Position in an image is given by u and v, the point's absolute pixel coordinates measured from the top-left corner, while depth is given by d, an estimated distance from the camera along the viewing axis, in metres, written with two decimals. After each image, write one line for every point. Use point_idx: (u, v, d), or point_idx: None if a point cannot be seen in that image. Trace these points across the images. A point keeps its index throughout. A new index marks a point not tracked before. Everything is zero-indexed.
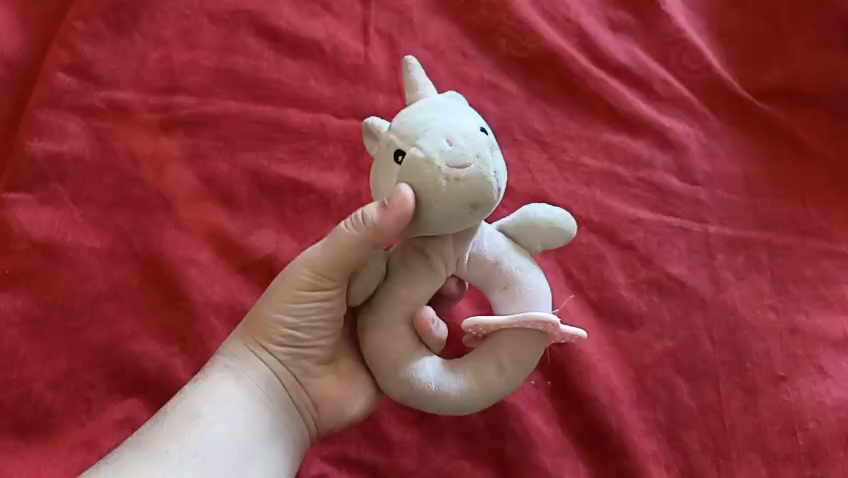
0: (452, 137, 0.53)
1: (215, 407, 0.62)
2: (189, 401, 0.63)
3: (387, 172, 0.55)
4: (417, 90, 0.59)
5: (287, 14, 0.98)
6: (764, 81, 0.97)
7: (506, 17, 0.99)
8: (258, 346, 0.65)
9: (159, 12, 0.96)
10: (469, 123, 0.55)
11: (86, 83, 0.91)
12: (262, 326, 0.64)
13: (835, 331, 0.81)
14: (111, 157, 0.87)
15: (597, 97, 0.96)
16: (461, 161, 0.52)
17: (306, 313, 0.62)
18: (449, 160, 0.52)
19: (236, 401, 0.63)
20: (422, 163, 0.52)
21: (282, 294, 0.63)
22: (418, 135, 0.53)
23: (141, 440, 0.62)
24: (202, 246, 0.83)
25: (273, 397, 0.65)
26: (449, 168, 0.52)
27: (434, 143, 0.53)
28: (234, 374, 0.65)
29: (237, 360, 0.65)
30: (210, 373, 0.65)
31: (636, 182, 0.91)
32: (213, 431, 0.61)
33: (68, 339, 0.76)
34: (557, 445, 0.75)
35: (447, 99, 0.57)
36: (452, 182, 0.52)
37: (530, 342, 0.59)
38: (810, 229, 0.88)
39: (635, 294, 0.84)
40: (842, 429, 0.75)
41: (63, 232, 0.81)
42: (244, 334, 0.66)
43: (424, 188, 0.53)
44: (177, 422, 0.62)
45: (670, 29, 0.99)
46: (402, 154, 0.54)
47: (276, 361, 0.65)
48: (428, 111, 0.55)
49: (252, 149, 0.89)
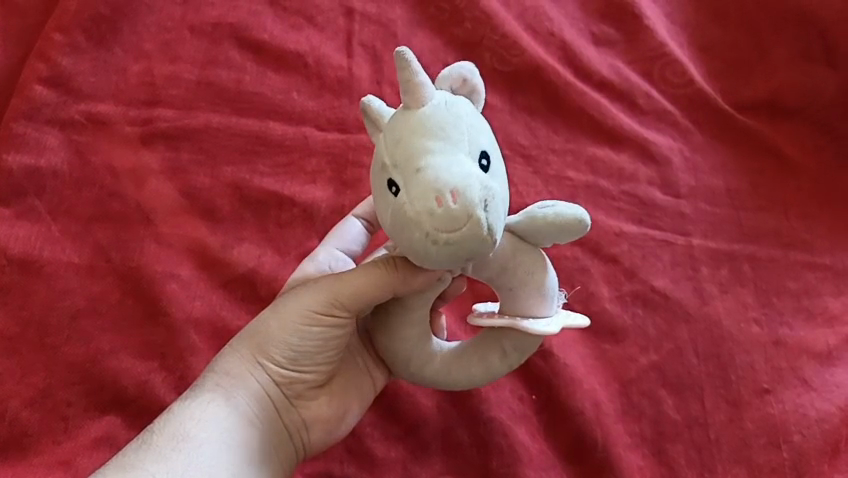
0: (444, 195, 0.46)
1: (204, 429, 0.61)
2: (176, 421, 0.61)
3: (382, 201, 0.50)
4: (419, 96, 0.50)
5: (270, 28, 0.98)
6: (744, 95, 0.98)
7: (490, 30, 1.00)
8: (256, 365, 0.64)
9: (141, 26, 0.96)
10: (466, 165, 0.48)
11: (65, 96, 0.90)
12: (264, 344, 0.63)
13: (818, 343, 0.81)
14: (90, 170, 0.86)
15: (581, 110, 0.96)
16: (452, 226, 0.46)
17: (313, 337, 0.62)
18: (439, 222, 0.47)
19: (228, 423, 0.62)
20: (414, 217, 0.47)
21: (290, 316, 0.62)
22: (411, 177, 0.48)
23: (125, 461, 0.60)
24: (183, 261, 0.82)
25: (265, 419, 0.64)
26: (438, 231, 0.47)
27: (424, 200, 0.47)
28: (226, 394, 0.63)
29: (231, 379, 0.64)
30: (199, 393, 0.63)
31: (621, 196, 0.91)
32: (202, 453, 0.59)
33: (45, 356, 0.75)
34: (543, 460, 0.75)
35: (448, 121, 0.49)
36: (441, 245, 0.47)
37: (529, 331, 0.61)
38: (793, 242, 0.88)
39: (619, 308, 0.83)
40: (826, 442, 0.74)
41: (41, 247, 0.80)
42: (239, 351, 0.65)
43: (414, 244, 0.48)
44: (164, 444, 0.60)
45: (652, 44, 1.00)
46: (396, 188, 0.49)
47: (273, 381, 0.64)
48: (426, 147, 0.48)
49: (234, 163, 0.89)
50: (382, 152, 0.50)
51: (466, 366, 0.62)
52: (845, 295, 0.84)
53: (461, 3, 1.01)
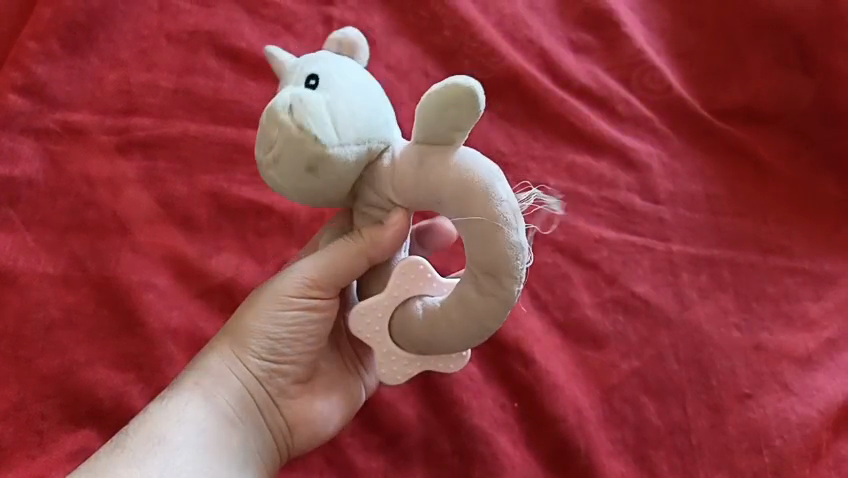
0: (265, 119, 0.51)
1: (180, 433, 0.59)
2: (152, 423, 0.60)
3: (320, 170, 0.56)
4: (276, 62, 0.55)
5: (248, 35, 0.98)
6: (722, 100, 0.99)
7: (469, 38, 1.00)
8: (237, 358, 0.63)
9: (118, 34, 0.96)
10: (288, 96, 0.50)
11: (40, 105, 0.89)
12: (245, 337, 0.62)
13: (798, 348, 0.81)
14: (65, 179, 0.85)
15: (560, 117, 0.97)
16: (268, 144, 0.51)
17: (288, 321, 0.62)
18: (281, 159, 0.50)
19: (204, 428, 0.60)
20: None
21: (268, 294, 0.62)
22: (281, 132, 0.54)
23: (101, 465, 0.58)
24: (160, 270, 0.81)
25: (246, 418, 0.63)
26: (264, 158, 0.52)
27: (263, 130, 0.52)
28: (204, 392, 0.62)
29: (210, 376, 0.63)
30: (179, 393, 0.62)
31: (600, 202, 0.92)
32: (179, 457, 0.58)
33: (18, 368, 0.73)
34: (526, 468, 0.74)
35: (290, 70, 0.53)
36: (273, 167, 0.51)
37: (486, 225, 0.51)
38: (771, 248, 0.89)
39: (600, 314, 0.84)
40: (807, 446, 0.75)
41: (15, 257, 0.79)
42: (225, 350, 0.63)
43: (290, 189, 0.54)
44: (139, 447, 0.58)
45: (630, 51, 1.01)
46: None
47: (252, 377, 0.63)
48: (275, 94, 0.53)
49: (213, 172, 0.88)
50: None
51: (446, 309, 0.54)
52: (824, 299, 0.85)
53: (440, 11, 1.01)
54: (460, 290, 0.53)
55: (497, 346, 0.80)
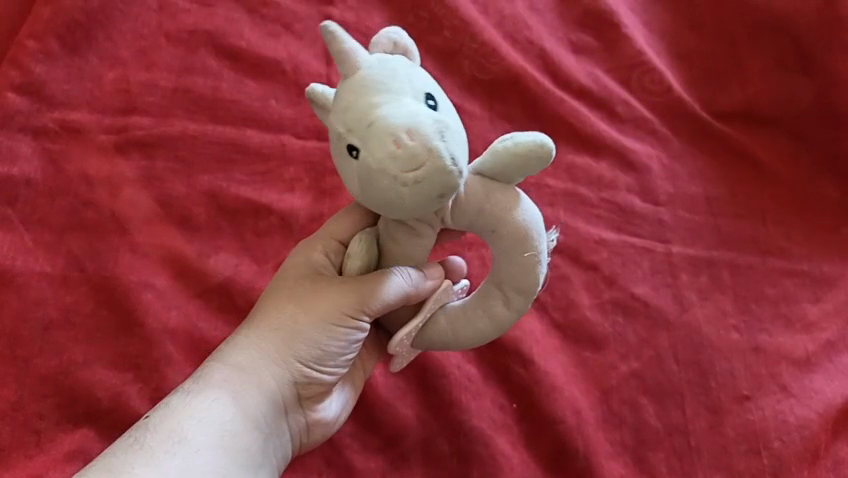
0: (402, 136, 0.45)
1: (203, 433, 0.57)
2: (174, 421, 0.58)
3: (344, 164, 0.49)
4: (350, 62, 0.49)
5: (248, 35, 0.98)
6: (722, 103, 0.99)
7: (469, 39, 1.00)
8: (280, 362, 0.60)
9: (116, 33, 0.96)
10: (412, 107, 0.47)
11: (39, 103, 0.89)
12: (294, 342, 0.60)
13: (797, 350, 0.81)
14: (64, 179, 0.85)
15: (560, 118, 0.97)
16: (414, 162, 0.45)
17: (340, 336, 0.60)
18: (402, 163, 0.45)
19: (228, 429, 0.58)
20: (363, 168, 0.47)
21: (320, 301, 0.60)
22: (362, 128, 0.47)
23: (118, 462, 0.55)
24: (159, 270, 0.81)
25: (272, 421, 0.61)
26: (405, 173, 0.46)
27: (383, 147, 0.46)
28: (237, 392, 0.59)
29: (245, 374, 0.60)
30: (205, 388, 0.59)
31: (600, 203, 0.92)
32: (201, 459, 0.56)
33: (15, 368, 0.73)
34: (525, 469, 0.74)
35: (389, 76, 0.48)
36: (411, 186, 0.46)
37: (519, 257, 0.55)
38: (770, 249, 0.89)
39: (600, 315, 0.83)
40: (806, 448, 0.75)
41: (13, 257, 0.78)
42: (262, 348, 0.60)
43: (385, 194, 0.47)
44: (159, 446, 0.56)
45: (630, 52, 1.01)
46: (354, 149, 0.48)
47: (290, 382, 0.61)
48: (371, 102, 0.47)
49: (211, 171, 0.88)
50: (336, 117, 0.49)
51: (472, 321, 0.60)
52: (823, 301, 0.85)
53: (440, 11, 1.01)
54: (488, 305, 0.59)
55: (496, 347, 0.80)
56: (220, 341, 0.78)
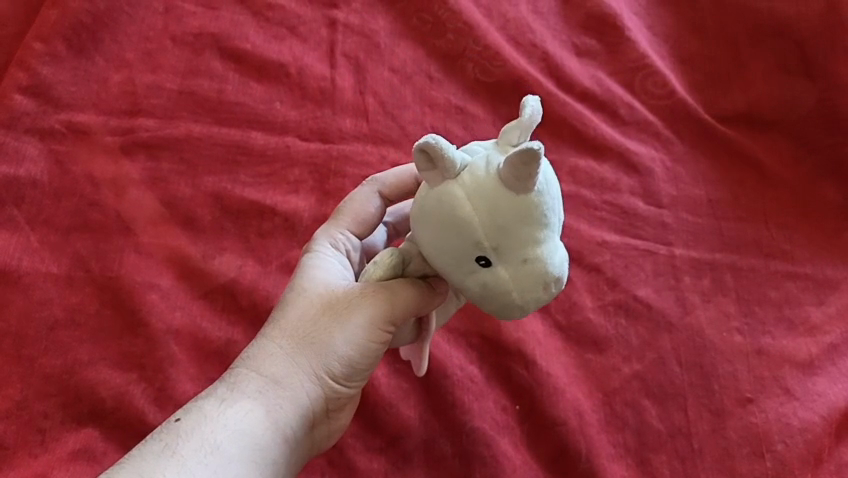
0: (550, 285, 0.52)
1: (236, 444, 0.55)
2: (205, 429, 0.56)
3: (462, 264, 0.52)
4: (529, 185, 0.48)
5: (253, 38, 0.99)
6: (723, 106, 0.99)
7: (473, 42, 1.00)
8: (312, 375, 0.59)
9: (122, 36, 0.97)
10: (560, 252, 0.52)
11: (45, 105, 0.90)
12: (326, 355, 0.59)
13: (800, 353, 0.81)
14: (70, 179, 0.85)
15: (562, 121, 0.97)
16: (543, 304, 0.53)
17: (369, 350, 0.60)
18: (538, 303, 0.52)
19: (261, 441, 0.56)
20: (498, 291, 0.52)
21: (355, 315, 0.59)
22: (514, 260, 0.50)
23: (146, 469, 0.53)
24: (164, 271, 0.81)
25: (300, 433, 0.60)
26: (533, 309, 0.53)
27: (533, 290, 0.51)
28: (269, 405, 0.58)
29: (277, 386, 0.59)
30: (237, 398, 0.58)
31: (603, 206, 0.92)
32: (234, 470, 0.54)
33: (20, 367, 0.74)
34: (526, 471, 0.74)
35: (550, 210, 0.51)
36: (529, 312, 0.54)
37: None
38: (773, 252, 0.89)
39: (602, 317, 0.84)
40: (809, 451, 0.75)
41: (19, 257, 0.79)
42: (296, 359, 0.59)
43: (501, 311, 0.53)
44: (192, 454, 0.54)
45: (633, 55, 1.01)
46: (487, 261, 0.51)
47: (321, 396, 0.60)
48: (536, 237, 0.50)
49: (216, 173, 0.88)
50: (483, 226, 0.49)
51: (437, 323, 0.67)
52: (826, 304, 0.85)
53: (443, 14, 1.02)
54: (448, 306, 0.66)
55: (497, 348, 0.81)
56: (223, 342, 0.78)
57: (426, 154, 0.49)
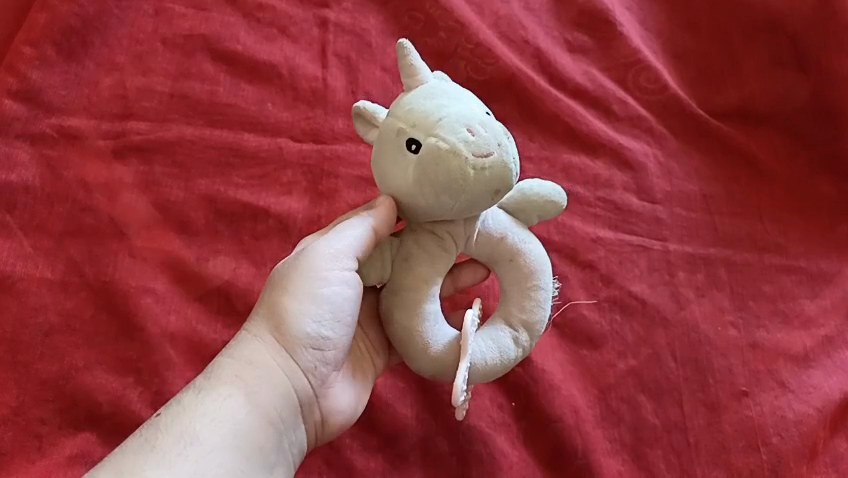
0: (472, 126, 0.54)
1: (217, 432, 0.57)
2: (184, 422, 0.57)
3: (401, 160, 0.55)
4: (417, 76, 0.59)
5: (243, 39, 0.98)
6: (717, 102, 0.99)
7: (465, 39, 1.00)
8: (282, 351, 0.62)
9: (113, 39, 0.96)
10: (475, 110, 0.56)
11: (36, 110, 0.89)
12: (288, 325, 0.61)
13: (794, 346, 0.81)
14: (63, 184, 0.85)
15: (555, 117, 0.97)
16: (482, 148, 0.54)
17: (330, 303, 0.61)
18: (474, 148, 0.53)
19: (240, 425, 0.58)
20: (430, 153, 0.53)
21: (315, 280, 0.61)
22: (435, 124, 0.54)
23: (129, 465, 0.55)
24: (158, 274, 0.81)
25: (284, 415, 0.62)
26: (475, 157, 0.53)
27: (456, 133, 0.54)
28: (246, 390, 0.60)
29: (251, 368, 0.61)
30: (215, 385, 0.60)
31: (597, 202, 0.92)
32: (215, 460, 0.56)
33: (17, 373, 0.74)
34: (523, 467, 0.74)
35: (453, 90, 0.58)
36: (478, 171, 0.54)
37: (529, 291, 0.63)
38: (767, 246, 0.89)
39: (597, 314, 0.84)
40: (805, 444, 0.75)
41: (13, 262, 0.79)
42: (266, 339, 0.62)
43: (454, 178, 0.53)
44: (171, 448, 0.56)
45: (625, 51, 1.01)
46: (417, 143, 0.54)
47: (297, 372, 0.62)
48: (439, 103, 0.55)
49: (209, 175, 0.88)
50: (397, 118, 0.56)
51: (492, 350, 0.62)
52: (821, 297, 0.85)
53: (435, 12, 1.02)
54: (500, 334, 0.63)
55: None
56: (218, 344, 0.78)
57: (361, 121, 0.61)
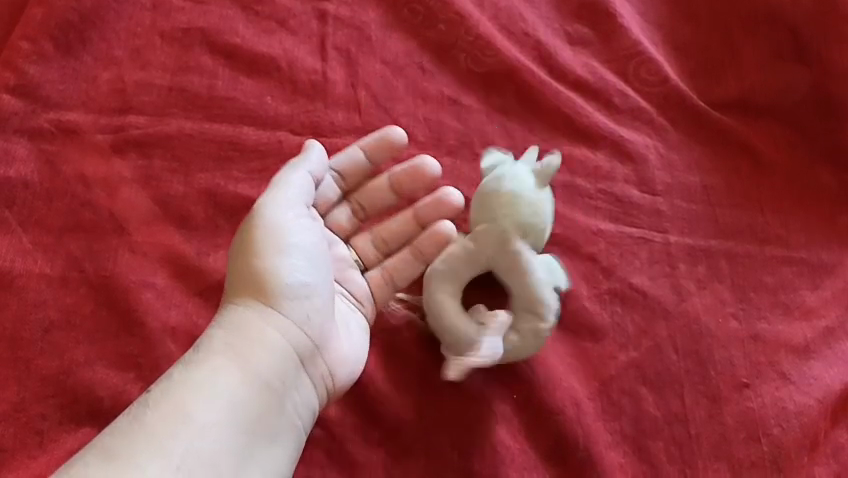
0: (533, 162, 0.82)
1: (211, 402, 0.62)
2: (175, 396, 0.61)
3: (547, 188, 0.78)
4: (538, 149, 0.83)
5: (242, 32, 0.98)
6: (718, 93, 0.98)
7: (464, 32, 1.00)
8: (268, 317, 0.67)
9: (110, 33, 0.96)
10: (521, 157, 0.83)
11: (34, 105, 0.89)
12: (267, 291, 0.68)
13: (795, 338, 0.81)
14: (62, 179, 0.85)
15: (555, 110, 0.96)
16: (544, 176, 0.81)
17: (298, 259, 0.70)
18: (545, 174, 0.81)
19: (234, 392, 0.63)
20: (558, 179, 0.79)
21: (278, 255, 0.69)
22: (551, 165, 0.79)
23: (124, 441, 0.58)
24: (158, 269, 0.81)
25: (278, 380, 0.66)
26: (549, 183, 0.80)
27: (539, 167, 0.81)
28: (237, 358, 0.65)
29: (240, 338, 0.66)
30: (206, 358, 0.64)
31: (598, 194, 0.91)
32: (211, 429, 0.61)
33: (17, 369, 0.74)
34: (525, 460, 0.74)
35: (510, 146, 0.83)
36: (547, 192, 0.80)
37: None
38: (768, 238, 0.89)
39: (598, 306, 0.84)
40: (805, 435, 0.75)
41: (13, 258, 0.79)
42: (252, 310, 0.67)
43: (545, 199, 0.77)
44: (167, 422, 0.60)
45: (625, 43, 1.01)
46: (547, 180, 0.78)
47: (286, 335, 0.68)
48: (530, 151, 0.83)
49: (208, 170, 0.88)
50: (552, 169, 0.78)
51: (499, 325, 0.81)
52: (821, 289, 0.85)
53: (434, 4, 1.01)
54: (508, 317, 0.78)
55: None
56: None
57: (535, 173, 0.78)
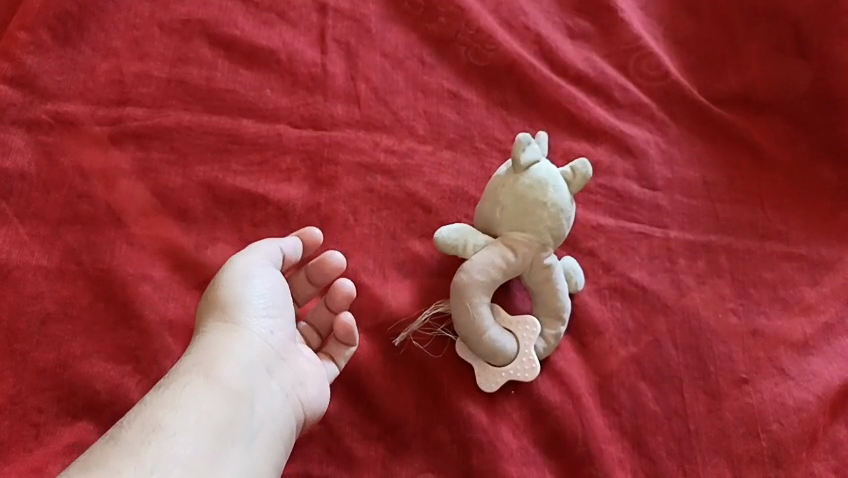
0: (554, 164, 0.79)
1: (180, 414, 0.61)
2: (146, 413, 0.61)
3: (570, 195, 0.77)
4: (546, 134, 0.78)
5: (241, 24, 0.97)
6: (718, 88, 0.98)
7: (465, 25, 0.99)
8: (232, 332, 0.68)
9: (108, 24, 0.95)
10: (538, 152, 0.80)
11: (31, 96, 0.88)
12: (230, 308, 0.69)
13: (794, 333, 0.81)
14: (59, 171, 0.84)
15: (556, 103, 0.96)
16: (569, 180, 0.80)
17: (262, 282, 0.71)
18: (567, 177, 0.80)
19: (202, 402, 0.62)
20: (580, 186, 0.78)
21: (242, 280, 0.71)
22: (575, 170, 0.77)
23: (97, 459, 0.57)
24: (156, 262, 0.80)
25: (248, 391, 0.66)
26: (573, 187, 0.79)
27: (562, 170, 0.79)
28: (205, 372, 0.65)
29: (208, 354, 0.66)
30: (176, 377, 0.64)
31: (598, 189, 0.91)
32: (180, 437, 0.59)
33: (14, 362, 0.73)
34: (524, 455, 0.74)
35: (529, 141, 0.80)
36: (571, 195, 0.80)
37: None
38: (768, 233, 0.88)
39: (598, 301, 0.83)
40: (805, 431, 0.75)
41: (9, 250, 0.78)
42: (217, 329, 0.68)
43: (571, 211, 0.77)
44: (137, 436, 0.58)
45: (626, 37, 1.01)
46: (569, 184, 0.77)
47: (252, 348, 0.68)
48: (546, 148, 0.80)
49: (207, 162, 0.87)
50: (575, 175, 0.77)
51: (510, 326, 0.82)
52: (821, 285, 0.85)
53: None
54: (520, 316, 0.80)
55: None
56: None
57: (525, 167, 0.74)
